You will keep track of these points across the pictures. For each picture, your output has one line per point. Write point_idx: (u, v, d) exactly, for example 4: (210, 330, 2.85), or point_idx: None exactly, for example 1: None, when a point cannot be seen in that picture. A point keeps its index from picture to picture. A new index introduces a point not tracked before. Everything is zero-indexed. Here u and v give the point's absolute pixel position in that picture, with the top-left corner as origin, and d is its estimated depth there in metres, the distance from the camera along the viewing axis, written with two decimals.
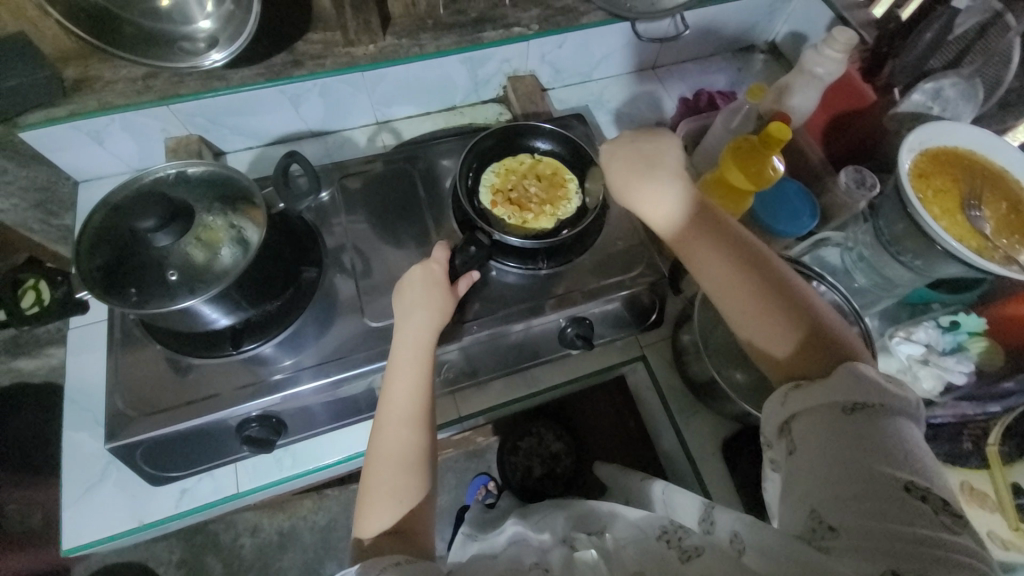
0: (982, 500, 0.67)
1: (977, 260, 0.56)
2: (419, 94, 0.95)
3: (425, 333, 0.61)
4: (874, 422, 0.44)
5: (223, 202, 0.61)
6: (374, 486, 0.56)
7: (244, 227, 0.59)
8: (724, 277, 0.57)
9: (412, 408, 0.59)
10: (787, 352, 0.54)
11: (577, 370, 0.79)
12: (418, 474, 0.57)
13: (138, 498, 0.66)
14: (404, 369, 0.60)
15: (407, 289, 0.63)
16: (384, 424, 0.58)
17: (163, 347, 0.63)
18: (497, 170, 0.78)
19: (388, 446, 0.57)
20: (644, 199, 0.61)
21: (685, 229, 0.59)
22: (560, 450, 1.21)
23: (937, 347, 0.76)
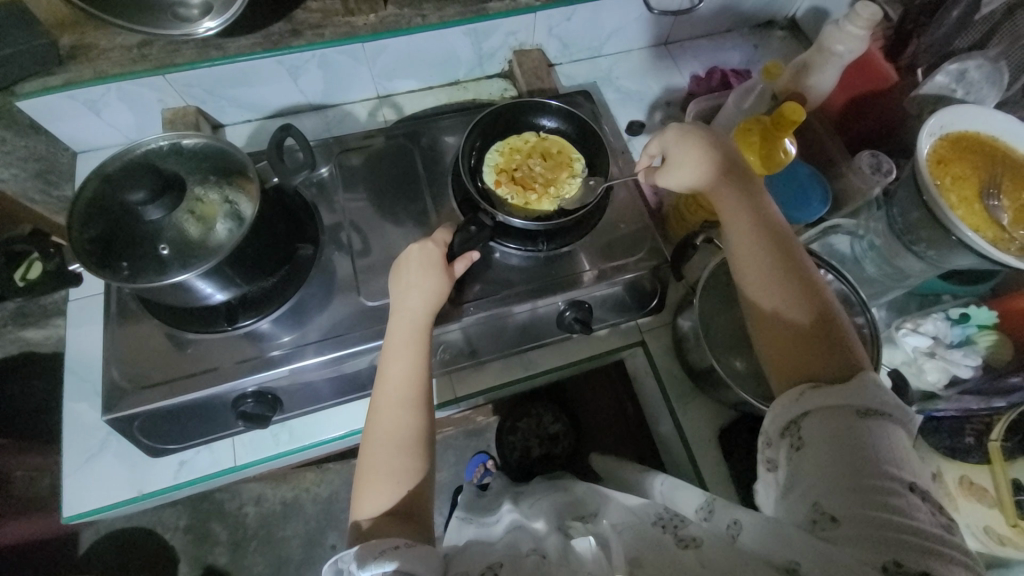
0: (980, 494, 0.65)
1: (993, 253, 0.54)
2: (421, 68, 0.92)
3: (421, 311, 0.61)
4: (874, 424, 0.45)
5: (217, 175, 0.60)
6: (374, 465, 0.57)
7: (239, 201, 0.59)
8: (758, 252, 0.58)
9: (410, 389, 0.59)
10: (796, 343, 0.53)
11: (576, 353, 0.79)
12: (416, 454, 0.57)
13: (137, 468, 0.67)
14: (401, 349, 0.60)
15: (401, 271, 0.63)
16: (384, 406, 0.59)
17: (160, 322, 0.63)
18: (500, 149, 0.75)
19: (387, 427, 0.58)
20: (690, 164, 0.63)
21: (727, 199, 0.61)
22: (558, 432, 1.22)
23: (945, 339, 0.74)
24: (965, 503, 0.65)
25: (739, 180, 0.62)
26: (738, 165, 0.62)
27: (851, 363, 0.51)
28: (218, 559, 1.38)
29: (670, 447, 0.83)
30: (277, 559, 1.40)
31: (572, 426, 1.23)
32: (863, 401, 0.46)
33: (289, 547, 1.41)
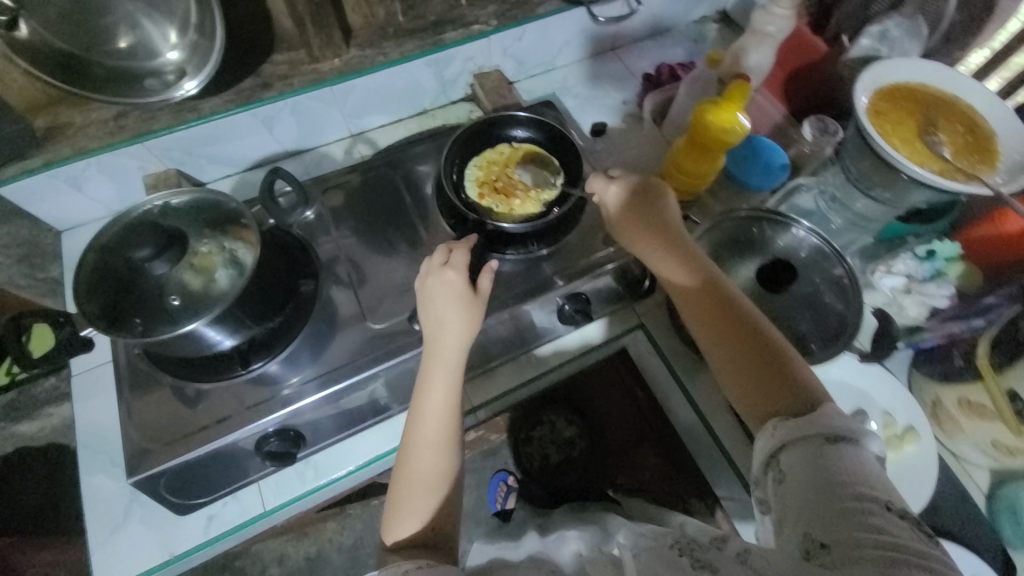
0: (980, 412, 0.68)
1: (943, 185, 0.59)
2: (389, 102, 0.96)
3: (453, 351, 0.62)
4: (843, 448, 0.47)
5: (213, 227, 0.61)
6: (398, 500, 0.59)
7: (238, 248, 0.60)
8: (696, 302, 0.62)
9: (442, 430, 0.60)
10: (755, 387, 0.56)
11: (578, 346, 0.79)
12: (438, 494, 0.58)
13: (165, 530, 0.66)
14: (435, 386, 0.60)
15: (430, 297, 0.63)
16: (414, 445, 0.59)
17: (171, 377, 0.63)
18: (479, 163, 0.77)
19: (411, 465, 0.59)
20: (624, 226, 0.68)
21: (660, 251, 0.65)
22: (573, 436, 1.26)
23: (917, 276, 0.80)
24: (970, 422, 0.70)
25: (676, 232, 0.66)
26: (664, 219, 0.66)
27: (804, 394, 0.53)
28: None
29: (683, 422, 0.85)
30: None
31: (585, 429, 1.26)
32: (830, 427, 0.48)
33: None
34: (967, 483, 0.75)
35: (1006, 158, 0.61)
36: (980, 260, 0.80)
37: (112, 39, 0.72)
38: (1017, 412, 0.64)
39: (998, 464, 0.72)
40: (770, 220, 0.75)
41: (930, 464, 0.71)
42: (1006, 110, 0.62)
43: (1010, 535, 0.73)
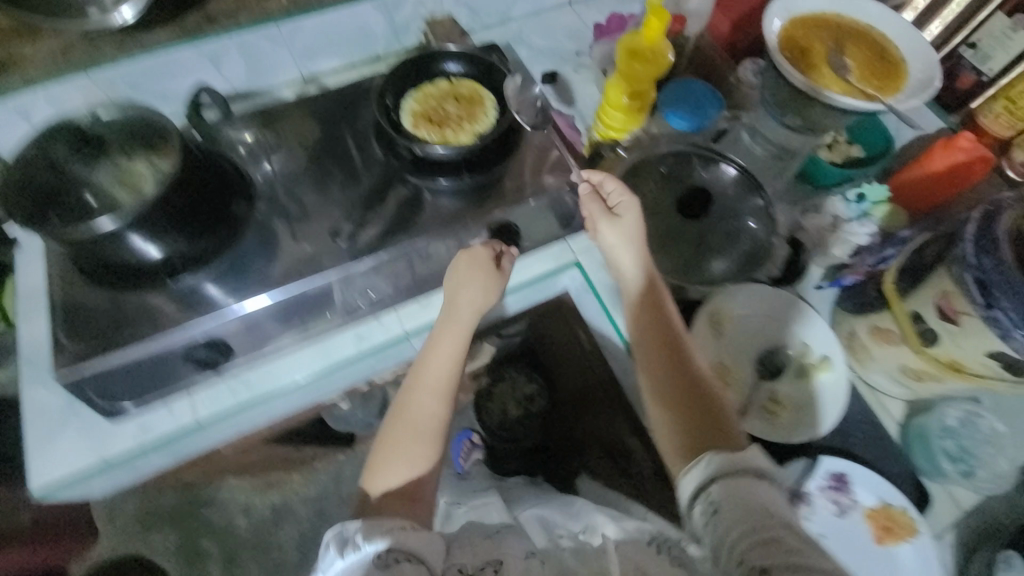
0: (888, 337, 0.70)
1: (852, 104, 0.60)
2: (339, 44, 0.97)
3: (468, 317, 0.70)
4: (764, 485, 0.53)
5: (139, 143, 0.63)
6: (390, 442, 0.65)
7: (158, 163, 0.62)
8: (654, 330, 0.68)
9: (443, 379, 0.68)
10: (688, 430, 0.61)
11: (527, 274, 0.83)
12: (429, 444, 0.66)
13: (101, 436, 0.70)
14: (446, 348, 0.69)
15: (452, 268, 0.71)
16: (418, 390, 0.68)
17: (102, 286, 0.65)
18: (416, 96, 0.79)
19: (411, 411, 0.66)
20: (606, 233, 0.71)
21: (632, 269, 0.70)
22: (533, 392, 1.28)
23: (844, 216, 0.81)
24: (881, 348, 0.72)
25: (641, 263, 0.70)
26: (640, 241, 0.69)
27: (732, 441, 0.59)
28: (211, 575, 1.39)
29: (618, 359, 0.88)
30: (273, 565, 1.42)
31: (544, 384, 1.29)
32: (756, 463, 0.55)
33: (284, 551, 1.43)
34: (884, 414, 0.76)
35: (912, 82, 0.62)
36: (906, 203, 0.82)
37: None
38: (918, 334, 0.66)
39: (910, 392, 0.75)
40: (699, 153, 0.77)
41: (839, 389, 0.74)
42: (916, 34, 0.63)
43: (923, 462, 0.73)
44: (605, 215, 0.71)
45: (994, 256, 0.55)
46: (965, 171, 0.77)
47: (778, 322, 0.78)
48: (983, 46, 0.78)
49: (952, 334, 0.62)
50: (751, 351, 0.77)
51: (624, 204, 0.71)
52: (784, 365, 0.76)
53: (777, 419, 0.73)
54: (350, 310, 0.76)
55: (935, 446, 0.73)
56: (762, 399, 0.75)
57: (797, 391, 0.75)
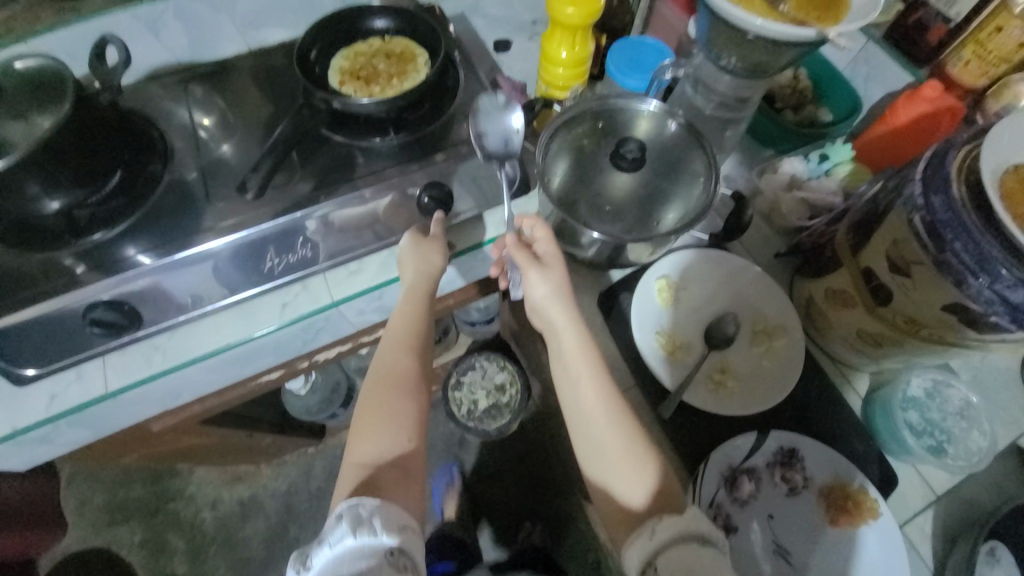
0: (845, 301, 0.65)
1: (787, 31, 0.53)
2: (286, 15, 0.89)
3: (426, 282, 0.67)
4: (713, 552, 0.49)
5: (32, 88, 0.59)
6: (371, 412, 0.63)
7: (43, 109, 0.57)
8: (585, 388, 0.59)
9: (408, 338, 0.66)
10: (643, 496, 0.54)
11: (464, 242, 0.75)
12: (411, 405, 0.64)
13: (8, 406, 0.65)
14: (411, 312, 0.67)
15: (406, 241, 0.68)
16: (389, 348, 0.66)
17: (9, 245, 0.63)
18: (346, 55, 0.76)
19: (387, 371, 0.64)
20: (533, 283, 0.62)
21: (565, 321, 0.61)
22: (503, 381, 1.38)
23: (803, 175, 0.77)
24: (837, 314, 0.67)
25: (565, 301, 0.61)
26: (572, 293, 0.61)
27: (675, 500, 0.54)
28: (176, 569, 1.36)
29: None
30: (238, 561, 1.38)
31: (515, 374, 1.38)
32: (700, 527, 0.50)
33: (250, 546, 1.39)
34: (846, 388, 0.71)
35: (855, 11, 0.55)
36: (871, 160, 0.78)
37: None
38: (870, 293, 0.61)
39: (874, 363, 0.68)
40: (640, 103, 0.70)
41: (794, 361, 0.68)
42: None
43: (889, 441, 0.67)
44: (532, 261, 0.62)
45: (944, 194, 0.50)
46: (930, 123, 0.72)
47: (730, 288, 0.73)
48: None
49: (905, 289, 0.56)
50: (700, 319, 0.72)
51: (552, 253, 0.64)
52: (735, 335, 0.70)
53: (726, 392, 0.67)
54: (271, 274, 0.70)
55: (897, 416, 0.66)
56: (710, 371, 0.68)
57: (749, 361, 0.69)
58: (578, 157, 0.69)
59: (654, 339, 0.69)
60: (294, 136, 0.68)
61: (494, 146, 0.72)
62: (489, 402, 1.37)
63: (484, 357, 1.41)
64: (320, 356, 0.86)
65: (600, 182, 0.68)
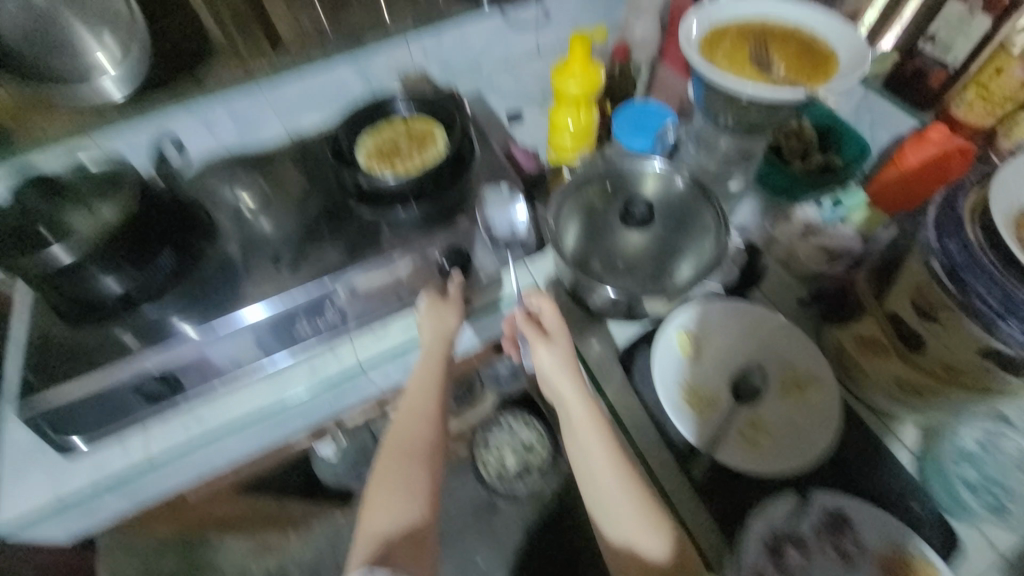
0: (877, 348, 0.63)
1: (779, 94, 0.56)
2: (322, 103, 1.02)
3: (439, 349, 0.71)
4: None
5: (107, 188, 0.69)
6: (385, 479, 0.64)
7: (114, 205, 0.67)
8: (595, 457, 0.60)
9: (425, 402, 0.68)
10: (657, 559, 0.57)
11: (481, 303, 0.80)
12: (425, 471, 0.65)
13: (57, 474, 0.69)
14: (428, 376, 0.70)
15: (424, 308, 0.73)
16: (405, 413, 0.68)
17: (69, 323, 0.69)
18: (373, 136, 0.84)
19: (404, 437, 0.66)
20: (542, 357, 0.66)
21: (571, 392, 0.63)
22: (531, 439, 1.36)
23: (816, 221, 0.77)
24: (871, 362, 0.64)
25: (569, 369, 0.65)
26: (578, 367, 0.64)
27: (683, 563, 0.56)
28: None
29: None
30: None
31: (542, 431, 1.36)
32: None
33: None
34: (894, 442, 0.66)
35: (844, 71, 0.58)
36: (887, 204, 0.79)
37: (57, 46, 0.80)
38: (903, 339, 0.59)
39: (918, 413, 0.65)
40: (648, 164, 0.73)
41: (830, 414, 0.65)
42: (840, 29, 0.62)
43: (945, 499, 0.61)
44: (540, 336, 0.67)
45: (958, 238, 0.50)
46: (940, 165, 0.72)
47: (756, 339, 0.71)
48: (941, 36, 0.74)
49: (937, 332, 0.55)
50: (727, 371, 0.69)
51: (560, 326, 0.68)
52: (764, 388, 0.68)
53: (759, 449, 0.64)
54: (302, 339, 0.73)
55: (952, 472, 0.62)
56: (741, 426, 0.65)
57: (782, 416, 0.66)
58: (590, 216, 0.72)
59: (679, 394, 0.67)
60: (326, 215, 0.79)
61: (500, 230, 0.77)
62: (517, 461, 1.35)
63: (510, 415, 1.38)
64: (347, 418, 0.86)
65: (612, 239, 0.70)
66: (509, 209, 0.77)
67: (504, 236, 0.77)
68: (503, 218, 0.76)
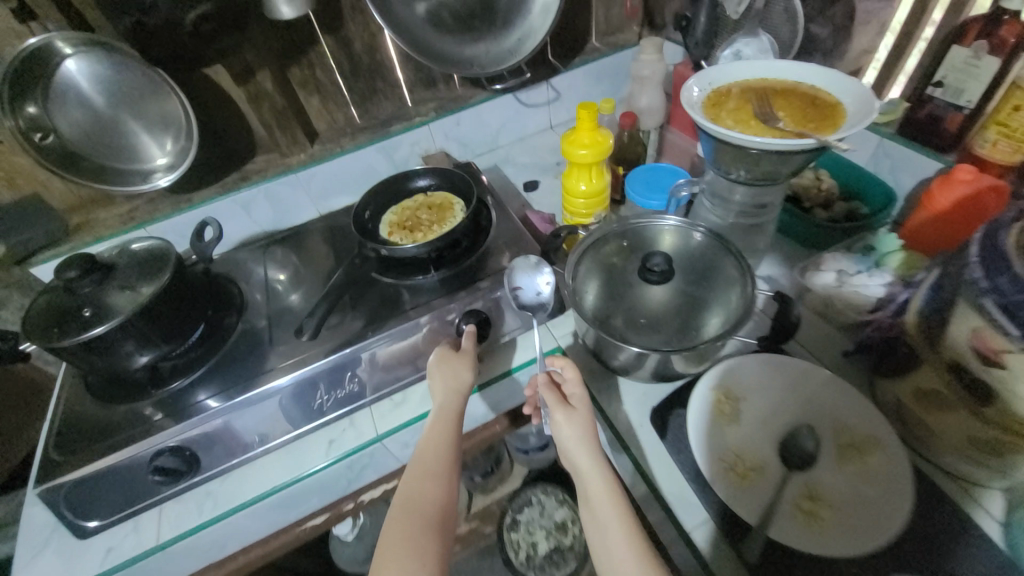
0: (939, 402, 0.56)
1: (786, 143, 0.56)
2: (350, 185, 1.10)
3: (454, 404, 0.66)
4: None
5: (141, 264, 0.70)
6: (391, 546, 0.53)
7: (146, 280, 0.68)
8: (613, 537, 0.54)
9: (438, 459, 0.61)
10: None
11: (497, 368, 0.78)
12: (437, 540, 0.55)
13: (69, 559, 0.67)
14: (442, 429, 0.63)
15: (437, 361, 0.69)
16: (416, 472, 0.59)
17: (101, 400, 0.71)
18: (395, 210, 0.88)
19: (413, 498, 0.57)
20: (560, 423, 0.63)
21: (588, 463, 0.59)
22: (564, 519, 1.25)
23: (850, 270, 0.73)
24: (936, 417, 0.57)
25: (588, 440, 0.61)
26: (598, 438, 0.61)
27: None
28: None
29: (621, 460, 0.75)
30: None
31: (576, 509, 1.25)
32: None
33: None
34: (975, 509, 0.58)
35: (853, 119, 0.58)
36: (922, 246, 0.75)
37: (114, 144, 0.90)
38: (968, 392, 0.52)
39: (1003, 476, 0.56)
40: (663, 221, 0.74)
41: (902, 479, 0.56)
42: (843, 80, 0.62)
43: None
44: (559, 402, 0.65)
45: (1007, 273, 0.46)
46: (975, 204, 0.69)
47: (798, 397, 0.65)
48: (950, 81, 0.74)
49: (1005, 381, 0.48)
50: (773, 434, 0.63)
51: (580, 394, 0.66)
52: (818, 452, 0.61)
53: (821, 524, 0.55)
54: (321, 411, 0.73)
55: None
56: (796, 497, 0.58)
57: (845, 486, 0.57)
58: (609, 275, 0.71)
59: (720, 463, 0.61)
60: (347, 282, 0.78)
61: (528, 298, 0.76)
62: (550, 545, 1.23)
63: (541, 491, 1.29)
64: (366, 496, 0.82)
65: (633, 296, 0.68)
66: (534, 275, 0.76)
67: (531, 302, 0.76)
68: (528, 284, 0.76)
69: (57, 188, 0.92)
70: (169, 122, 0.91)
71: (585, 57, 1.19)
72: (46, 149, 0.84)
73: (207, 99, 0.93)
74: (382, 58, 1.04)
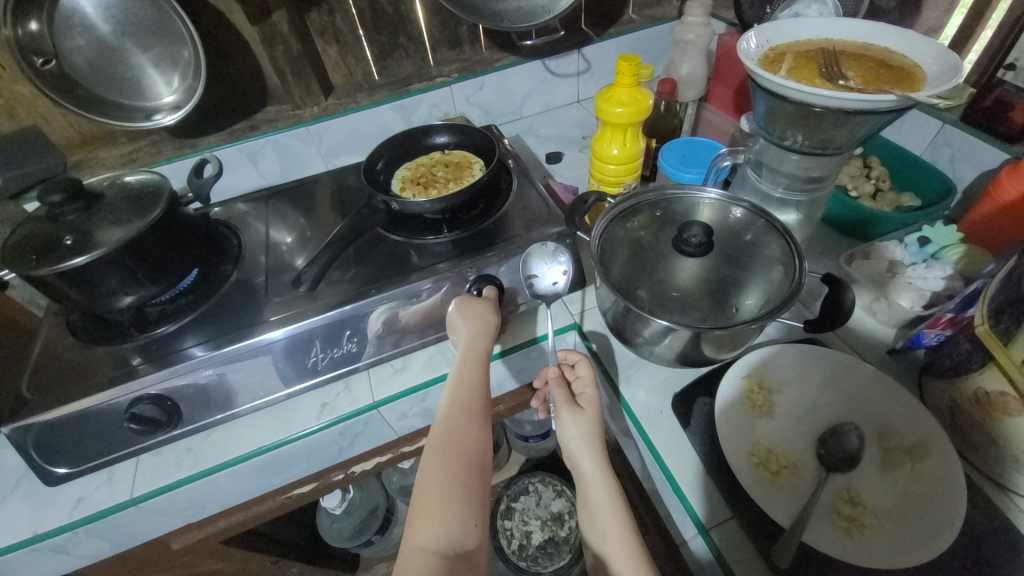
0: (1005, 407, 0.49)
1: (858, 99, 0.50)
2: (364, 144, 1.04)
3: (482, 346, 0.61)
4: None
5: (131, 198, 0.64)
6: (437, 483, 0.50)
7: (135, 214, 0.62)
8: (612, 550, 0.50)
9: (473, 400, 0.56)
10: None
11: (522, 335, 0.73)
12: (479, 483, 0.51)
13: (37, 506, 0.62)
14: (471, 373, 0.58)
15: (460, 307, 0.64)
16: (452, 411, 0.55)
17: (81, 342, 0.66)
18: (409, 166, 0.83)
19: (452, 436, 0.53)
20: (565, 425, 0.57)
21: (594, 470, 0.54)
22: (561, 510, 1.19)
23: (905, 262, 0.68)
24: (1001, 423, 0.50)
25: (594, 433, 0.56)
26: (605, 440, 0.56)
27: None
28: None
29: (634, 448, 0.70)
30: None
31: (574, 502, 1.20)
32: None
33: None
34: None
35: (931, 82, 0.53)
36: (983, 241, 0.69)
37: (114, 74, 0.82)
38: None
39: None
40: (684, 201, 0.67)
41: (954, 488, 0.49)
42: (922, 43, 0.57)
43: None
44: (569, 401, 0.59)
45: None
46: None
47: (838, 392, 0.60)
48: None
49: None
50: (810, 430, 0.58)
51: (590, 394, 0.60)
52: (861, 452, 0.55)
53: (867, 533, 0.49)
54: (314, 369, 0.68)
55: None
56: (834, 501, 0.52)
57: (889, 492, 0.52)
58: (639, 247, 0.64)
59: (749, 457, 0.56)
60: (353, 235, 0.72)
61: (542, 286, 0.70)
62: (544, 536, 1.17)
63: (539, 481, 1.24)
64: (357, 468, 0.78)
65: (664, 269, 0.62)
66: (549, 264, 0.70)
67: (546, 292, 0.70)
68: (542, 273, 0.70)
69: (58, 121, 0.85)
70: (176, 57, 0.84)
71: (620, 27, 1.11)
72: (44, 74, 0.77)
73: (220, 37, 0.87)
74: (406, 11, 0.97)
